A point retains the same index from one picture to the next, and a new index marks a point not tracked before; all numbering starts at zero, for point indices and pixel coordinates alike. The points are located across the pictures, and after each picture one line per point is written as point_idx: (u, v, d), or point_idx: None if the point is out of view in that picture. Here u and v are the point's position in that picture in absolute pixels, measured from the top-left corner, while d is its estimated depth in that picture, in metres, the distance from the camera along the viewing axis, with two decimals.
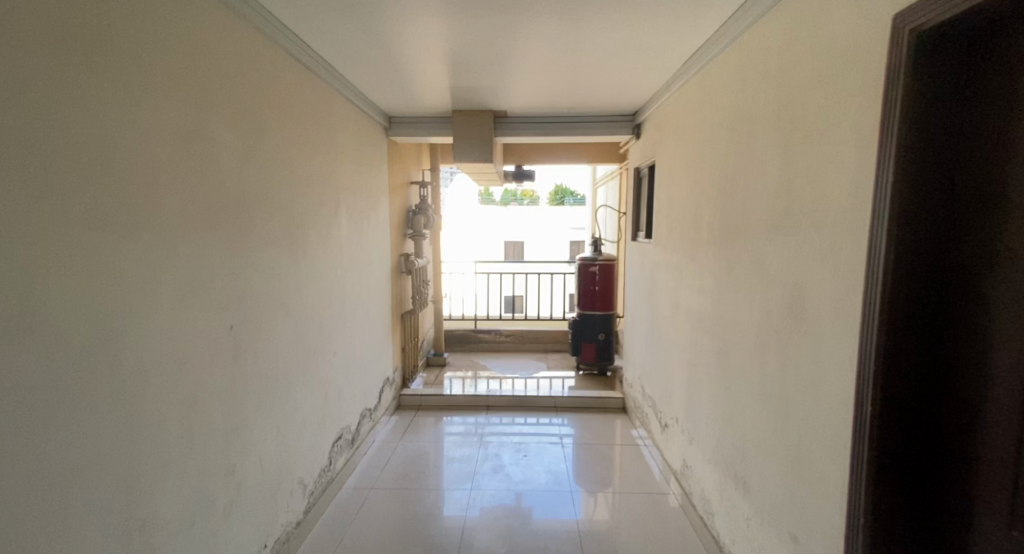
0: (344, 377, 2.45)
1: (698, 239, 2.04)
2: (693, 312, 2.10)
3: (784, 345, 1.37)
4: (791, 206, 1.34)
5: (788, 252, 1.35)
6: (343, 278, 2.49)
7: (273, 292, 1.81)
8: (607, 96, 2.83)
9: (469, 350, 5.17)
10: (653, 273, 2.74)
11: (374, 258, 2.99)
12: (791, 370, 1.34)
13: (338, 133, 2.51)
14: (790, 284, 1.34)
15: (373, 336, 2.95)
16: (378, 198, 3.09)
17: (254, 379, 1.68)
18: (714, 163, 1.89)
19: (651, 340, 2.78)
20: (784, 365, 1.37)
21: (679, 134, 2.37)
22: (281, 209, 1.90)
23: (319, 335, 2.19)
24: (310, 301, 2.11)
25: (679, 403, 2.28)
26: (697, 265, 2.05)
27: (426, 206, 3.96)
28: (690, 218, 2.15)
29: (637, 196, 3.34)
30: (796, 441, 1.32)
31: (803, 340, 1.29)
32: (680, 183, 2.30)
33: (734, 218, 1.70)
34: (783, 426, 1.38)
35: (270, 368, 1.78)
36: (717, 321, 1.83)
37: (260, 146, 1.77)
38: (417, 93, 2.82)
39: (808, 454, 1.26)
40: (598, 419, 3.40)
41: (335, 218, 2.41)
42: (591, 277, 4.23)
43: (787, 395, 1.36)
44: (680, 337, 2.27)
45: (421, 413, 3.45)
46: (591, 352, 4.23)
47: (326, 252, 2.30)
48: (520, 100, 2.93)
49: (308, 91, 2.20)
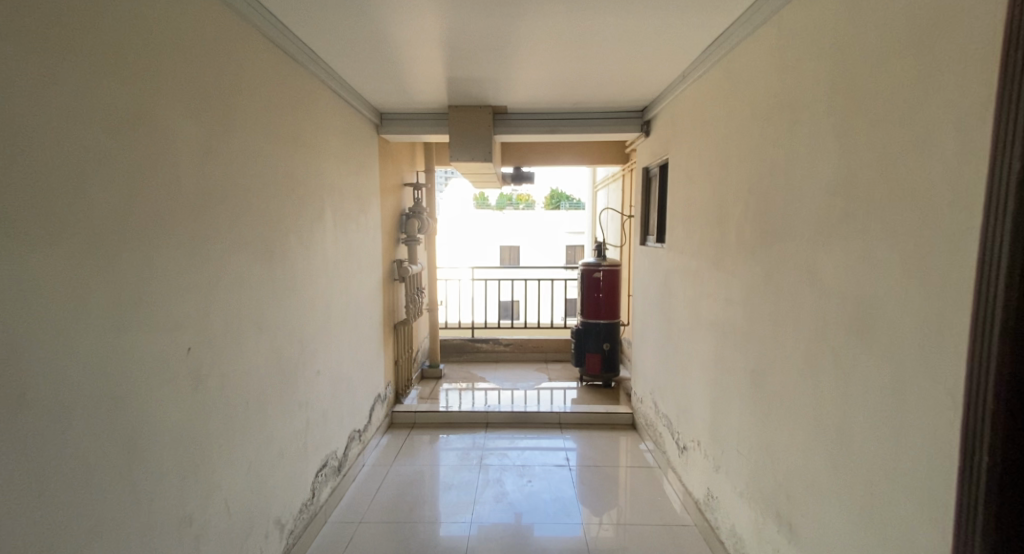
0: (329, 397, 2.21)
1: (725, 245, 1.82)
2: (720, 325, 1.88)
3: (850, 371, 1.15)
4: (858, 206, 1.12)
5: (855, 262, 1.13)
6: (328, 288, 2.25)
7: (244, 307, 1.58)
8: (614, 90, 2.63)
9: (466, 360, 4.94)
10: (668, 280, 2.52)
11: (363, 265, 2.75)
12: (862, 403, 1.12)
13: (323, 129, 2.28)
14: (858, 300, 1.12)
15: (362, 350, 2.71)
16: (367, 201, 2.86)
17: (219, 409, 1.44)
18: (746, 160, 1.69)
19: (665, 353, 2.57)
20: (851, 395, 1.15)
21: (699, 130, 2.16)
22: (255, 212, 1.66)
23: (300, 354, 1.95)
24: (289, 316, 1.87)
25: (702, 426, 2.06)
26: (725, 273, 1.83)
27: (420, 209, 3.69)
28: (715, 220, 1.93)
29: (646, 198, 3.13)
30: (870, 488, 1.09)
31: (878, 368, 1.06)
32: (702, 183, 2.09)
33: (776, 219, 1.49)
34: (850, 468, 1.15)
35: (240, 396, 1.54)
36: (757, 337, 1.61)
37: (231, 141, 1.55)
38: (410, 87, 2.60)
39: (888, 506, 1.04)
40: (606, 437, 3.17)
41: (319, 222, 2.18)
42: (595, 284, 4.01)
43: (855, 432, 1.14)
44: (703, 353, 2.05)
45: (416, 432, 3.21)
46: (595, 364, 4.01)
47: (309, 260, 2.06)
48: (522, 95, 2.72)
49: (290, 81, 1.98)
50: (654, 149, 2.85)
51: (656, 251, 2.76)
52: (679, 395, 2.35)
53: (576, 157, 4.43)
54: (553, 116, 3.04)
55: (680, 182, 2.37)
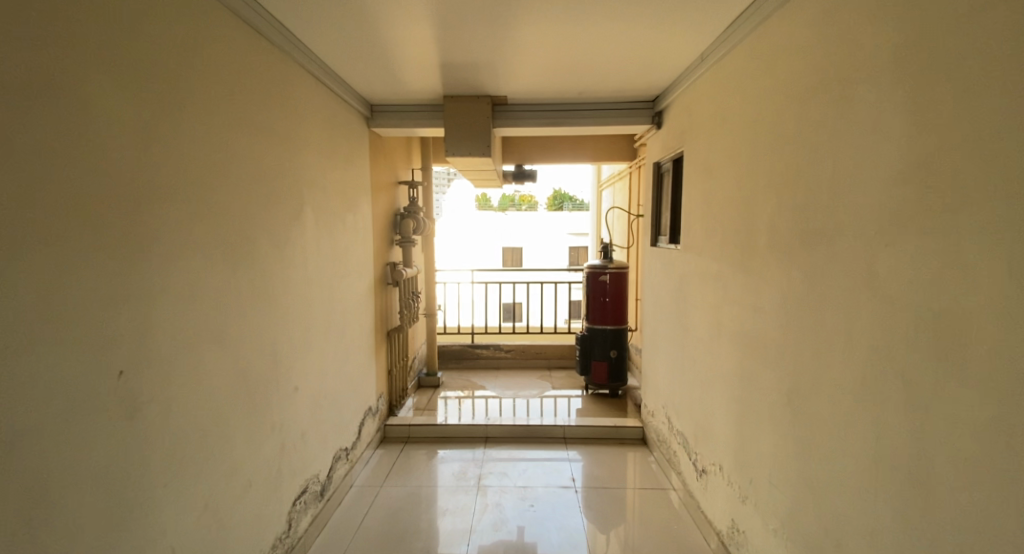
0: (309, 416, 2.00)
1: (757, 246, 1.60)
2: (749, 338, 1.66)
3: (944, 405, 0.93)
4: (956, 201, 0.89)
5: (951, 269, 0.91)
6: (309, 295, 2.04)
7: (198, 319, 1.36)
8: (624, 76, 2.41)
9: (465, 367, 4.72)
10: (683, 285, 2.30)
11: (351, 268, 2.54)
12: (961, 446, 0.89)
13: (304, 120, 2.08)
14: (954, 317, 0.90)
15: (350, 361, 2.49)
16: (356, 199, 2.64)
17: (162, 440, 1.22)
18: (783, 148, 1.47)
19: (680, 365, 2.35)
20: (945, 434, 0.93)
21: (721, 118, 1.94)
22: (215, 208, 1.45)
23: (273, 369, 1.74)
24: (260, 327, 1.66)
25: (726, 449, 1.83)
26: (757, 277, 1.61)
27: (416, 208, 3.49)
28: (742, 217, 1.71)
29: (657, 195, 2.89)
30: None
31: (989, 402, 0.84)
32: (725, 177, 1.87)
33: (825, 214, 1.26)
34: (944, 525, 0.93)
35: (192, 424, 1.32)
36: (800, 352, 1.37)
37: (188, 129, 1.35)
38: (403, 74, 2.39)
39: None
40: (615, 453, 2.94)
41: (297, 222, 1.97)
42: (601, 288, 3.79)
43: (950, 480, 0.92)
44: (727, 368, 1.82)
45: (410, 447, 2.99)
46: (602, 373, 3.79)
47: (284, 264, 1.85)
48: (523, 83, 2.50)
49: (264, 64, 1.77)
50: (667, 141, 2.63)
51: (669, 253, 2.53)
52: (697, 412, 2.12)
53: (582, 153, 4.21)
54: (557, 107, 2.83)
55: (698, 176, 2.15)
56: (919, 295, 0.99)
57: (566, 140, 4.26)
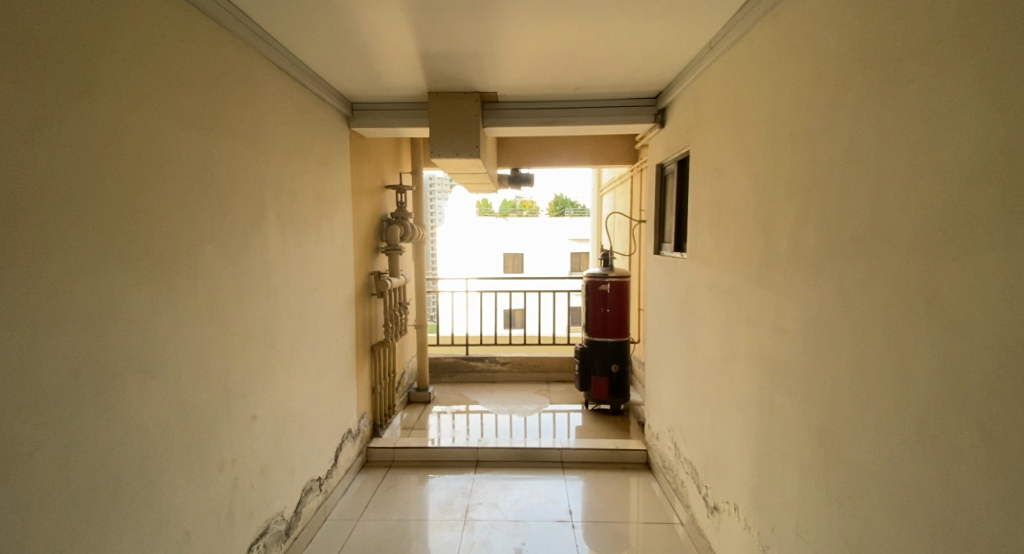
0: (271, 446, 1.79)
1: (779, 258, 1.39)
2: (771, 363, 1.43)
3: None
4: None
5: None
6: (272, 312, 1.83)
7: (113, 345, 1.15)
8: (624, 68, 2.20)
9: (459, 381, 4.49)
10: (690, 298, 2.08)
11: (326, 280, 2.32)
12: None
13: (267, 116, 1.87)
14: None
15: (324, 383, 2.27)
16: (333, 204, 2.44)
17: (52, 497, 1.00)
18: (811, 140, 1.25)
19: (688, 386, 2.12)
20: None
21: (733, 111, 1.72)
22: (142, 213, 1.24)
23: (221, 398, 1.53)
24: (203, 351, 1.45)
25: (742, 488, 1.60)
26: (779, 291, 1.39)
27: (404, 214, 3.29)
28: (759, 225, 1.50)
29: (661, 199, 2.67)
30: None
31: None
32: (738, 178, 1.65)
33: (869, 217, 1.04)
34: None
35: (100, 471, 1.11)
36: (838, 382, 1.15)
37: (111, 127, 1.16)
38: (383, 68, 2.20)
39: None
40: (616, 479, 2.70)
41: (257, 229, 1.76)
42: (601, 298, 3.57)
43: None
44: (743, 395, 1.60)
45: (394, 472, 2.77)
46: (602, 388, 3.55)
47: (239, 278, 1.64)
48: (514, 78, 2.31)
49: (213, 51, 1.56)
50: (671, 141, 2.42)
51: (675, 262, 2.31)
52: (707, 442, 1.90)
53: (583, 155, 4.00)
54: (553, 104, 2.62)
55: (707, 177, 1.93)
56: (1007, 322, 0.76)
57: (568, 141, 4.05)
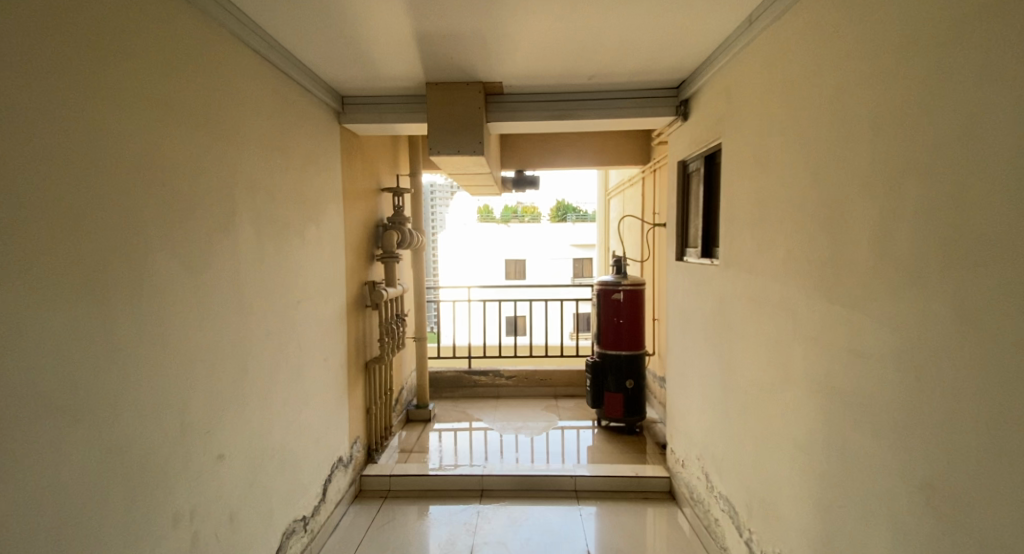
0: (242, 490, 1.53)
1: (853, 268, 1.14)
2: (844, 393, 1.18)
3: None
4: None
5: None
6: (245, 331, 1.59)
7: (12, 386, 0.90)
8: (645, 53, 1.96)
9: (461, 395, 4.22)
10: (726, 311, 1.82)
11: (312, 292, 2.07)
12: None
13: (240, 106, 1.63)
14: None
15: (310, 409, 2.02)
16: (321, 207, 2.20)
17: None
18: (902, 117, 1.00)
19: (723, 412, 1.87)
20: None
21: (780, 93, 1.47)
22: (67, 215, 1.00)
23: (176, 438, 1.28)
24: (151, 382, 1.21)
25: (801, 542, 1.34)
26: (855, 306, 1.14)
27: (401, 219, 3.04)
28: (821, 227, 1.26)
29: (684, 201, 2.42)
30: None
31: None
32: (788, 172, 1.41)
33: (1005, 212, 0.79)
34: None
35: None
36: (951, 426, 0.90)
37: (28, 111, 0.93)
38: (375, 56, 1.98)
39: None
40: (637, 511, 2.42)
41: (229, 238, 1.53)
42: (614, 307, 3.32)
43: None
44: (802, 429, 1.34)
45: (390, 504, 2.50)
46: (616, 405, 3.28)
47: (204, 293, 1.40)
48: (522, 66, 2.08)
49: (170, 24, 1.31)
50: (696, 135, 2.17)
51: (704, 269, 2.06)
52: (750, 478, 1.64)
53: (593, 156, 3.77)
54: (564, 96, 2.39)
55: (744, 174, 1.69)
56: None
57: (581, 140, 3.80)
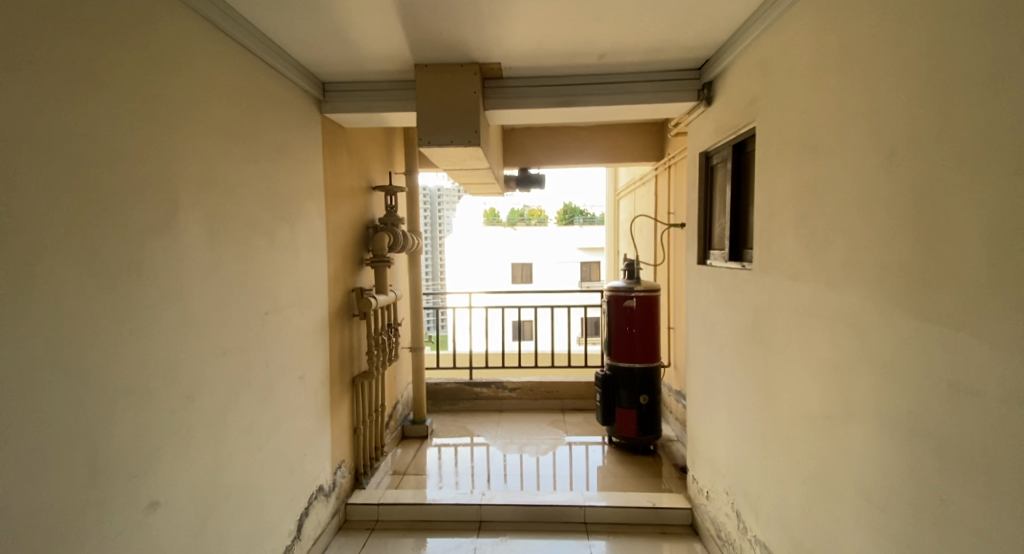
0: (185, 540, 1.28)
1: (952, 279, 0.87)
2: (942, 441, 0.90)
3: None
4: None
5: None
6: (194, 351, 1.34)
7: None
8: (665, 27, 1.70)
9: (462, 409, 3.96)
10: (764, 325, 1.55)
11: (284, 301, 1.83)
12: None
13: (194, 87, 1.39)
14: None
15: (280, 436, 1.76)
16: (296, 207, 1.96)
17: None
18: None
19: (760, 443, 1.58)
20: None
21: (835, 62, 1.20)
22: None
23: (91, 489, 1.03)
24: (56, 422, 0.96)
25: None
26: (956, 333, 0.86)
27: (393, 220, 2.79)
28: (900, 227, 0.99)
29: (706, 197, 2.14)
30: None
31: None
32: (847, 158, 1.15)
33: None
34: None
35: None
36: None
37: None
38: (355, 35, 1.74)
39: None
40: (655, 548, 2.14)
41: (175, 242, 1.29)
42: (626, 316, 3.04)
43: None
44: (874, 479, 1.06)
45: (378, 537, 2.23)
46: (629, 423, 3.00)
47: (138, 309, 1.16)
48: (523, 46, 1.84)
49: None
50: (722, 121, 1.90)
51: (732, 275, 1.79)
52: (796, 527, 1.36)
53: (601, 153, 3.51)
54: (570, 81, 2.14)
55: (786, 163, 1.42)
56: None
57: (597, 137, 3.53)
